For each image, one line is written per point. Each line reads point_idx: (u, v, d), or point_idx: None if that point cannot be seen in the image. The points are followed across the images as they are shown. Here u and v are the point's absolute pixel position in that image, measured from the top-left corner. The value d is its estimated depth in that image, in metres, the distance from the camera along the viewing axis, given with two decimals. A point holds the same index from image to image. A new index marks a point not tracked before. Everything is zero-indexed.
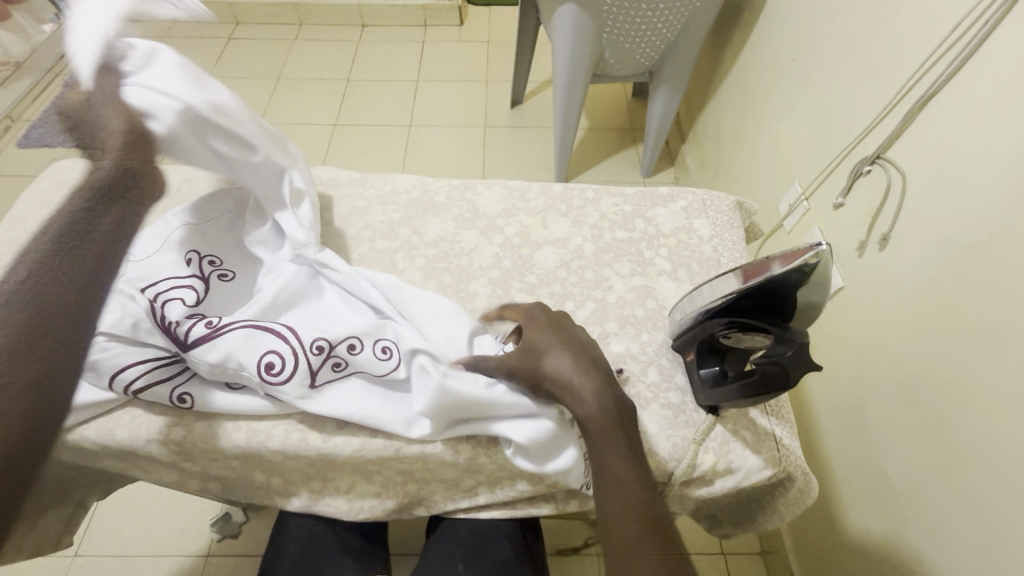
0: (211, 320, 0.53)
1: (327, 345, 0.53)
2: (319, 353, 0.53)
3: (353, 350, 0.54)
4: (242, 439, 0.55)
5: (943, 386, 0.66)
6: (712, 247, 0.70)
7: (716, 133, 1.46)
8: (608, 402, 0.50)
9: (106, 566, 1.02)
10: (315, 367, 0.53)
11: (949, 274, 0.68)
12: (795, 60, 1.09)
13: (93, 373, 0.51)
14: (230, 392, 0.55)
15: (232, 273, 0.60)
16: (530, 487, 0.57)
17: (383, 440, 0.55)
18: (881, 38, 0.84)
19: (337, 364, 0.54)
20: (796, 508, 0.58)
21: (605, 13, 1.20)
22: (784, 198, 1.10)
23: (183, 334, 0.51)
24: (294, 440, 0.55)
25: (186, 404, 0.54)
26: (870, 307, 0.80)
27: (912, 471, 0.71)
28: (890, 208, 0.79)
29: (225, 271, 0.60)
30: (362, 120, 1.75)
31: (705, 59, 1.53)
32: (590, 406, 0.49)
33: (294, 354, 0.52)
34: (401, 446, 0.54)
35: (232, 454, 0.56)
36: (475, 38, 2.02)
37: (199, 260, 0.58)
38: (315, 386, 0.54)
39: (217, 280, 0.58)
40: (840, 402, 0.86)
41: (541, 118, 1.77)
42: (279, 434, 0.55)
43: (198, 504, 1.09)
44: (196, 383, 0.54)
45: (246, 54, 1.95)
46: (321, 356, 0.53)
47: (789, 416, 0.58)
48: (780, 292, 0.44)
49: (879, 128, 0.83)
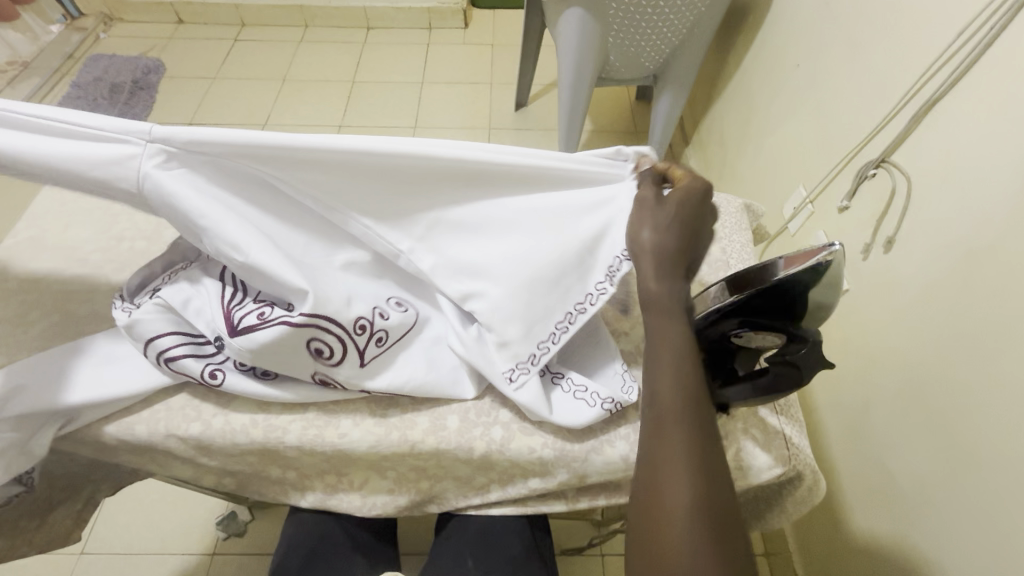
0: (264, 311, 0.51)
1: (370, 322, 0.53)
2: (363, 332, 0.53)
3: (385, 318, 0.55)
4: (258, 435, 0.55)
5: (950, 387, 0.67)
6: (720, 248, 0.71)
7: (720, 136, 1.47)
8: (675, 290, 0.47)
9: (111, 563, 1.03)
10: (361, 346, 0.53)
11: (954, 276, 0.68)
12: (800, 65, 1.10)
13: (133, 335, 0.53)
14: (261, 381, 0.55)
15: None
16: (542, 484, 0.58)
17: (398, 436, 0.55)
18: (886, 43, 0.85)
19: (381, 339, 0.54)
20: (803, 506, 0.58)
21: (611, 16, 1.21)
22: (788, 200, 1.11)
23: (236, 320, 0.50)
24: (310, 436, 0.55)
25: (217, 381, 0.54)
26: (876, 309, 0.81)
27: (919, 471, 0.71)
28: (895, 211, 0.80)
29: None
30: (367, 121, 1.76)
31: (710, 63, 1.54)
32: (662, 286, 0.46)
33: (341, 339, 0.52)
34: (416, 442, 0.55)
35: (248, 450, 0.56)
36: (480, 41, 2.03)
37: None
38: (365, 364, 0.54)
39: None
40: (844, 403, 0.87)
41: (545, 120, 1.78)
42: (296, 430, 0.56)
43: (204, 502, 1.09)
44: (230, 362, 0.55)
45: (251, 55, 1.96)
46: (365, 335, 0.53)
47: (798, 415, 0.59)
48: (792, 292, 0.45)
49: (884, 132, 0.84)
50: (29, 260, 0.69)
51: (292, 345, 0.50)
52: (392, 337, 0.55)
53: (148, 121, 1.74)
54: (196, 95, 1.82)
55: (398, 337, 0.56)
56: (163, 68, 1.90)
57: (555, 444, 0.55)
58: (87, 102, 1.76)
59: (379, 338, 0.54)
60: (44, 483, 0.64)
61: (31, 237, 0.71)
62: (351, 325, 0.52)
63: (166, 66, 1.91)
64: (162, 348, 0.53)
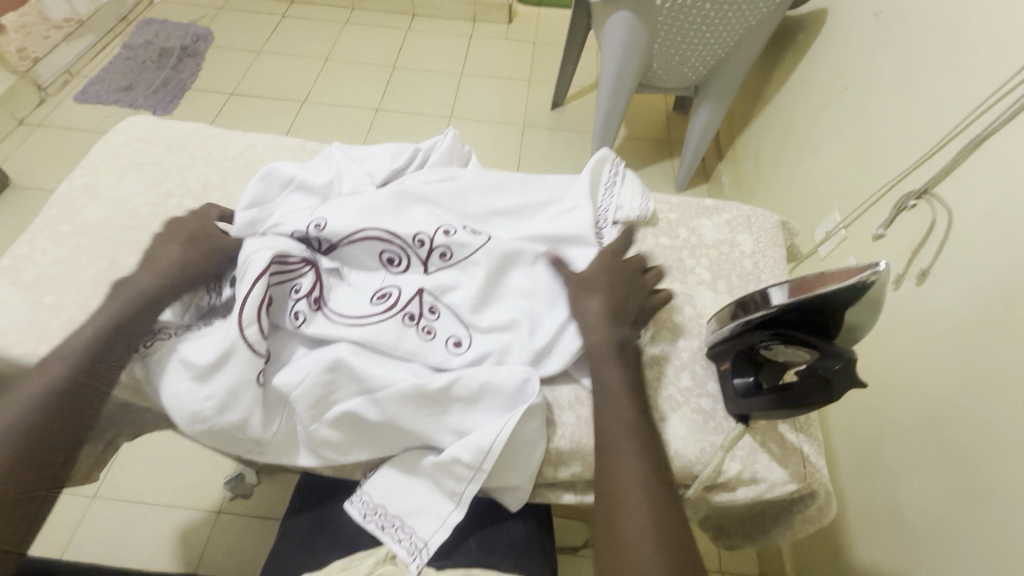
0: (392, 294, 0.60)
1: (428, 238, 0.62)
2: (422, 245, 0.62)
3: (449, 234, 0.62)
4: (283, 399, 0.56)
5: (975, 426, 0.65)
6: (753, 262, 0.71)
7: (756, 152, 1.46)
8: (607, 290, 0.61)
9: (123, 510, 1.06)
10: (424, 257, 0.62)
11: (987, 313, 0.67)
12: (847, 88, 1.09)
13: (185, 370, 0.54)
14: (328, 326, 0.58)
15: (447, 247, 0.62)
16: (554, 474, 0.58)
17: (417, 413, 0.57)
18: (941, 72, 0.84)
19: (443, 253, 0.62)
20: (812, 525, 0.58)
21: (659, 24, 1.22)
22: (820, 224, 1.10)
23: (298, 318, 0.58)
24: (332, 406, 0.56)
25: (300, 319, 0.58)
26: (902, 342, 0.80)
27: (929, 508, 0.71)
28: (933, 242, 0.79)
29: (444, 248, 0.62)
30: (404, 107, 1.78)
31: (755, 78, 1.53)
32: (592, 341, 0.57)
33: (405, 249, 0.62)
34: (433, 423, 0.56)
35: None
36: (522, 38, 2.04)
37: (428, 240, 0.62)
38: (429, 272, 0.63)
39: (438, 257, 0.62)
40: (857, 431, 0.86)
41: (581, 122, 1.78)
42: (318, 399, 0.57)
43: (215, 461, 1.12)
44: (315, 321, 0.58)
45: (297, 31, 2.00)
46: (425, 248, 0.62)
47: (817, 435, 0.59)
48: (827, 311, 0.44)
49: (928, 164, 0.83)
50: (83, 208, 0.72)
51: (391, 331, 0.58)
52: (455, 254, 0.62)
53: (194, 88, 1.79)
54: (241, 67, 1.86)
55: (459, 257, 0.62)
56: (212, 38, 1.94)
57: (572, 437, 0.58)
58: (137, 64, 1.81)
59: (445, 254, 0.62)
60: None
61: (82, 185, 0.74)
62: (413, 240, 0.62)
63: (214, 36, 1.95)
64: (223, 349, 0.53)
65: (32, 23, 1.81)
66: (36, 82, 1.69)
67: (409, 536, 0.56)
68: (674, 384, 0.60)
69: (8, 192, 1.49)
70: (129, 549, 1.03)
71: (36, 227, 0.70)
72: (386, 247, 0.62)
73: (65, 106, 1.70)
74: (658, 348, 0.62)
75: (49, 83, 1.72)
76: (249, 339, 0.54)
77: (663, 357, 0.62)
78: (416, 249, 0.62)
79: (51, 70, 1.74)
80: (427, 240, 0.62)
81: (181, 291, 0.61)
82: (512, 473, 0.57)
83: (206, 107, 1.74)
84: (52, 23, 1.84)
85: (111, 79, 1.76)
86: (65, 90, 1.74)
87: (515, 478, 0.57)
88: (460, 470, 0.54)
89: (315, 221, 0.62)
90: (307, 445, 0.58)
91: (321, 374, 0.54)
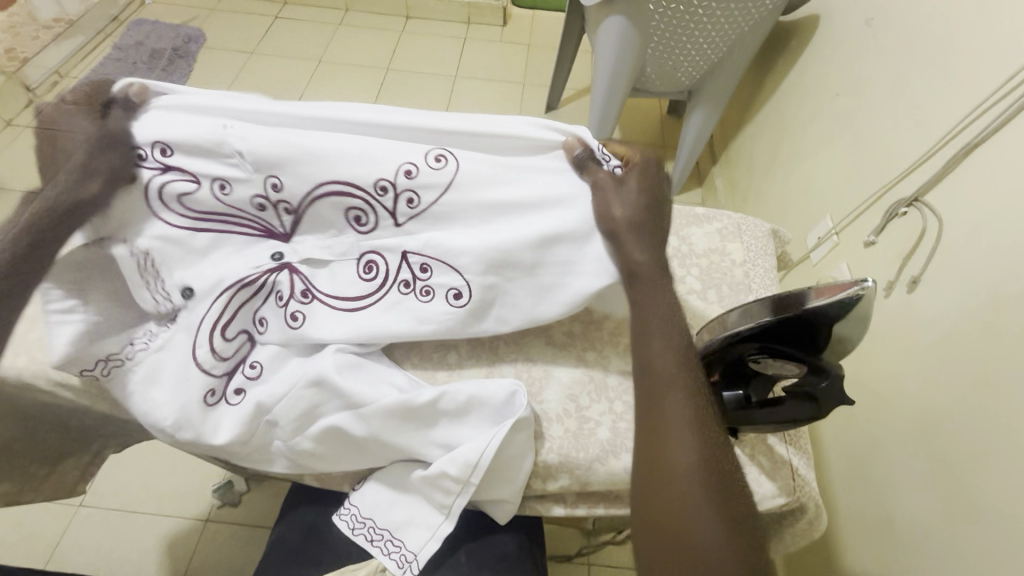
0: (375, 264, 0.61)
1: (389, 184, 0.59)
2: (385, 192, 0.59)
3: (410, 175, 0.59)
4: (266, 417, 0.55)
5: (965, 437, 0.65)
6: (744, 271, 0.71)
7: (749, 157, 1.46)
8: (637, 203, 0.58)
9: (108, 518, 1.05)
10: (390, 206, 0.60)
11: (976, 322, 0.67)
12: (838, 94, 1.09)
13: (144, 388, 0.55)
14: (312, 327, 0.59)
15: (412, 191, 0.60)
16: (543, 487, 0.58)
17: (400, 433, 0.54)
18: (931, 80, 0.84)
19: (410, 199, 0.60)
20: (802, 538, 0.58)
21: (652, 28, 1.22)
22: (813, 229, 1.10)
23: (293, 322, 0.59)
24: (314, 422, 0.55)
25: (296, 321, 0.59)
26: (892, 350, 0.80)
27: (920, 517, 0.70)
28: (923, 250, 0.79)
29: (410, 194, 0.60)
30: (398, 110, 1.77)
31: (748, 82, 1.53)
32: (644, 255, 0.56)
33: (368, 203, 0.60)
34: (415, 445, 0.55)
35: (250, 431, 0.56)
36: (516, 40, 2.04)
37: (388, 187, 0.59)
38: (399, 223, 0.61)
39: (406, 204, 0.60)
40: (849, 439, 0.86)
41: (575, 125, 1.78)
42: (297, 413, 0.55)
43: (203, 468, 1.11)
44: (307, 323, 0.59)
45: (290, 33, 1.99)
46: (388, 195, 0.59)
47: (807, 447, 0.58)
48: (815, 325, 0.44)
49: (918, 172, 0.83)
50: None
51: (391, 301, 0.60)
52: (422, 199, 0.60)
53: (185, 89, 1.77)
54: (234, 68, 1.85)
55: (427, 201, 0.60)
56: (204, 39, 1.92)
57: (560, 450, 0.57)
58: (128, 65, 1.80)
59: (411, 199, 0.60)
60: (55, 433, 0.67)
61: None
62: (384, 199, 0.60)
63: (206, 37, 1.94)
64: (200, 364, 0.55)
65: (22, 24, 1.81)
66: (25, 83, 1.67)
67: (399, 549, 0.55)
68: None
69: None
70: (115, 558, 1.01)
71: None
72: (351, 202, 0.60)
73: None
74: None
75: (39, 84, 1.70)
76: (203, 361, 0.55)
77: None
78: (381, 201, 0.60)
79: (40, 71, 1.72)
80: (384, 186, 0.59)
81: (111, 202, 0.57)
82: (499, 486, 0.56)
83: None
84: (42, 23, 1.82)
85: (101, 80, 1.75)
86: (54, 90, 1.72)
87: (501, 491, 0.56)
88: (447, 484, 0.54)
89: (267, 184, 0.58)
90: (292, 454, 0.58)
91: (306, 389, 0.54)
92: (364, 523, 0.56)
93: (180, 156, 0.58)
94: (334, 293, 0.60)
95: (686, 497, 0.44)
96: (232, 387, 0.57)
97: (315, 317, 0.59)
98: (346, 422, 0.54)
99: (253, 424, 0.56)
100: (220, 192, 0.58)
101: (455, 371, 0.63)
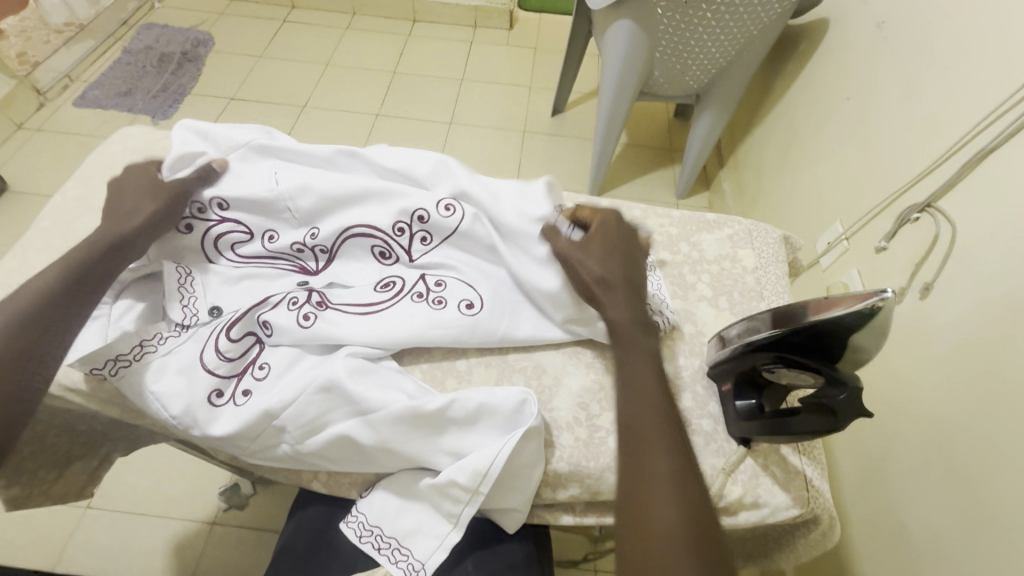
0: (393, 284, 0.64)
1: (406, 225, 0.64)
2: (402, 233, 0.65)
3: (424, 219, 0.64)
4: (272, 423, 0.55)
5: (980, 447, 0.64)
6: (755, 278, 0.70)
7: (757, 161, 1.45)
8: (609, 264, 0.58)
9: (115, 521, 1.05)
10: (407, 245, 0.65)
11: (991, 330, 0.66)
12: (849, 98, 1.08)
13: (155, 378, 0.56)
14: (326, 329, 0.59)
15: (427, 232, 0.65)
16: (552, 495, 0.57)
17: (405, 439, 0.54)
18: (943, 85, 0.83)
19: (423, 236, 0.65)
20: (816, 549, 0.57)
21: (659, 32, 1.21)
22: (822, 234, 1.09)
23: (304, 323, 0.59)
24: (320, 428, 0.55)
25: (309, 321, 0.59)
26: (904, 357, 0.79)
27: (934, 528, 0.69)
28: (936, 257, 0.78)
29: (424, 233, 0.65)
30: (404, 113, 1.78)
31: (756, 86, 1.52)
32: (621, 314, 0.56)
33: (389, 240, 0.65)
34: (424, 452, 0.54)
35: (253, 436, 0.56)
36: (523, 43, 2.04)
37: (406, 227, 0.65)
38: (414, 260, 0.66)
39: (421, 242, 0.65)
40: (861, 447, 0.85)
41: (581, 128, 1.78)
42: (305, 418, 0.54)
43: (210, 471, 1.11)
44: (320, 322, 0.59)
45: (298, 36, 1.99)
46: (406, 235, 0.65)
47: (820, 456, 0.58)
48: (832, 334, 0.43)
49: (930, 177, 0.82)
50: (76, 220, 0.71)
51: (408, 309, 0.62)
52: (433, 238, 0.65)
53: (193, 93, 1.78)
54: (242, 72, 1.86)
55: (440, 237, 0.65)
56: (212, 43, 1.93)
57: (571, 458, 0.57)
58: (136, 69, 1.81)
59: (424, 239, 0.65)
60: (63, 437, 0.67)
61: (74, 197, 0.73)
62: (394, 232, 0.64)
63: (215, 41, 1.95)
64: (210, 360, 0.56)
65: (33, 28, 1.81)
66: (35, 87, 1.68)
67: (406, 558, 0.54)
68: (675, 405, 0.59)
69: (6, 197, 1.48)
70: (122, 560, 1.01)
71: (28, 239, 0.69)
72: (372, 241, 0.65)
73: (64, 110, 1.69)
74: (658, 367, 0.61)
75: (48, 88, 1.71)
76: (209, 362, 0.57)
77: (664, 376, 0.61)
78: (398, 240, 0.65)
79: (50, 75, 1.73)
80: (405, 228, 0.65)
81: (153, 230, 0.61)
82: (509, 495, 0.56)
83: (205, 112, 1.73)
84: (52, 28, 1.84)
85: (110, 84, 1.76)
86: (64, 94, 1.74)
87: (511, 499, 0.56)
88: (456, 492, 0.53)
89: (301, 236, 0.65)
90: (296, 460, 0.57)
91: (317, 394, 0.54)
92: (371, 532, 0.55)
93: (235, 209, 0.65)
94: (348, 300, 0.62)
95: (665, 525, 0.43)
96: (241, 388, 0.57)
97: (333, 319, 0.60)
98: (355, 428, 0.54)
99: (254, 429, 0.55)
100: (269, 241, 0.65)
101: (464, 378, 0.62)
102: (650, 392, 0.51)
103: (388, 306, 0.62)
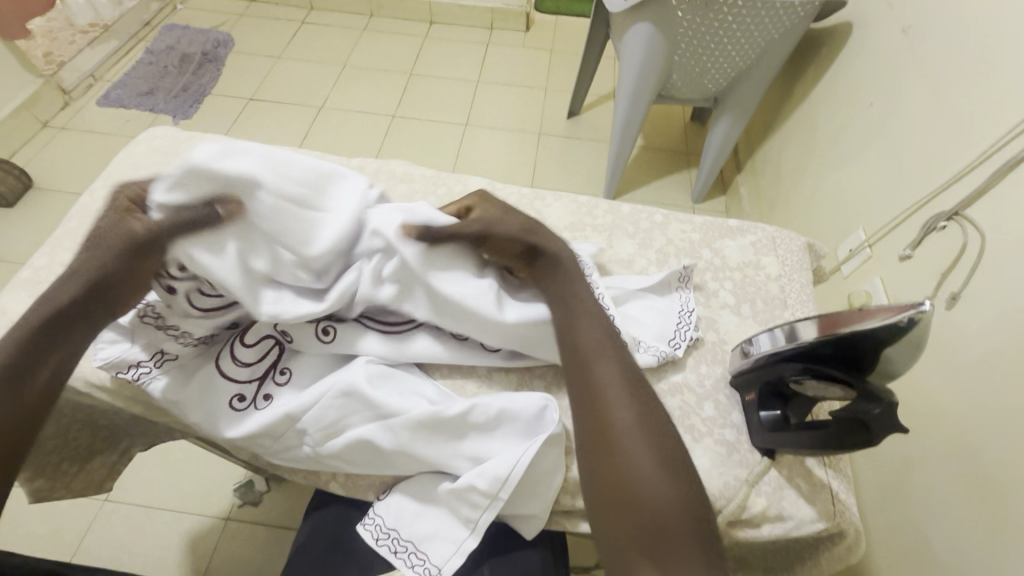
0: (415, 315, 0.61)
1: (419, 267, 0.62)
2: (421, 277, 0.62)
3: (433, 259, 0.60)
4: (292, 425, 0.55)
5: (1008, 463, 0.62)
6: (779, 286, 0.69)
7: (776, 167, 1.43)
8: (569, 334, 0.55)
9: (132, 515, 1.06)
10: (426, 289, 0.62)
11: (1020, 343, 0.65)
12: (873, 103, 1.06)
13: (168, 386, 0.56)
14: (345, 339, 0.58)
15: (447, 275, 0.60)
16: (571, 502, 0.57)
17: (424, 447, 0.54)
18: (973, 90, 0.82)
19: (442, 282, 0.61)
20: (839, 563, 0.56)
21: (679, 35, 1.20)
22: (844, 241, 1.07)
23: (326, 335, 0.58)
24: (336, 432, 0.55)
25: (328, 335, 0.58)
26: (930, 370, 0.78)
27: (958, 546, 0.68)
28: (963, 267, 0.76)
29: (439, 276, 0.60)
30: (420, 114, 1.78)
31: (776, 89, 1.50)
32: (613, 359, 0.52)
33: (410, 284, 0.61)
34: (443, 460, 0.54)
35: (272, 437, 0.56)
36: (539, 46, 2.03)
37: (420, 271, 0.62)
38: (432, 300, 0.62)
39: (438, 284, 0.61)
40: (883, 460, 0.84)
41: (597, 131, 1.77)
42: (321, 422, 0.54)
43: (225, 468, 1.12)
44: (343, 330, 0.58)
45: (317, 38, 2.01)
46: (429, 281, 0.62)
47: (846, 469, 0.57)
48: (863, 346, 0.42)
49: (958, 185, 0.81)
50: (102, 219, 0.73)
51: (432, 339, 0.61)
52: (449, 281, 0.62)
53: (213, 93, 1.80)
54: (261, 72, 1.88)
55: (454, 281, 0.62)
56: (232, 43, 1.96)
57: None
58: (159, 69, 1.84)
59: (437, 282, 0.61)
60: (86, 431, 0.69)
61: (101, 197, 0.75)
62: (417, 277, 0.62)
63: (235, 42, 1.97)
64: (225, 368, 0.57)
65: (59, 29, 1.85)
66: (61, 86, 1.72)
67: (423, 562, 0.54)
68: (697, 414, 0.58)
69: (32, 194, 1.52)
70: (138, 553, 1.03)
71: (55, 237, 0.71)
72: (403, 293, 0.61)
73: (89, 109, 1.73)
74: (680, 376, 0.61)
75: (74, 87, 1.75)
76: (228, 369, 0.57)
77: (686, 384, 0.60)
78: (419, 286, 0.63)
79: (75, 74, 1.76)
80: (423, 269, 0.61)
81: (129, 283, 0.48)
82: (528, 500, 0.55)
83: (225, 112, 1.76)
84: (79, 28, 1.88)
85: (133, 84, 1.79)
86: (88, 93, 1.77)
87: (530, 505, 0.55)
88: (474, 497, 0.53)
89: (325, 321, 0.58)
90: (315, 462, 0.58)
91: (335, 399, 0.54)
92: (387, 536, 0.55)
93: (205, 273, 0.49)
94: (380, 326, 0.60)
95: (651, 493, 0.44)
96: (262, 392, 0.57)
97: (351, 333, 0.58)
98: (371, 433, 0.54)
99: (273, 430, 0.56)
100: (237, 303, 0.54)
101: (484, 382, 0.62)
102: (608, 362, 0.51)
103: (409, 334, 0.60)
